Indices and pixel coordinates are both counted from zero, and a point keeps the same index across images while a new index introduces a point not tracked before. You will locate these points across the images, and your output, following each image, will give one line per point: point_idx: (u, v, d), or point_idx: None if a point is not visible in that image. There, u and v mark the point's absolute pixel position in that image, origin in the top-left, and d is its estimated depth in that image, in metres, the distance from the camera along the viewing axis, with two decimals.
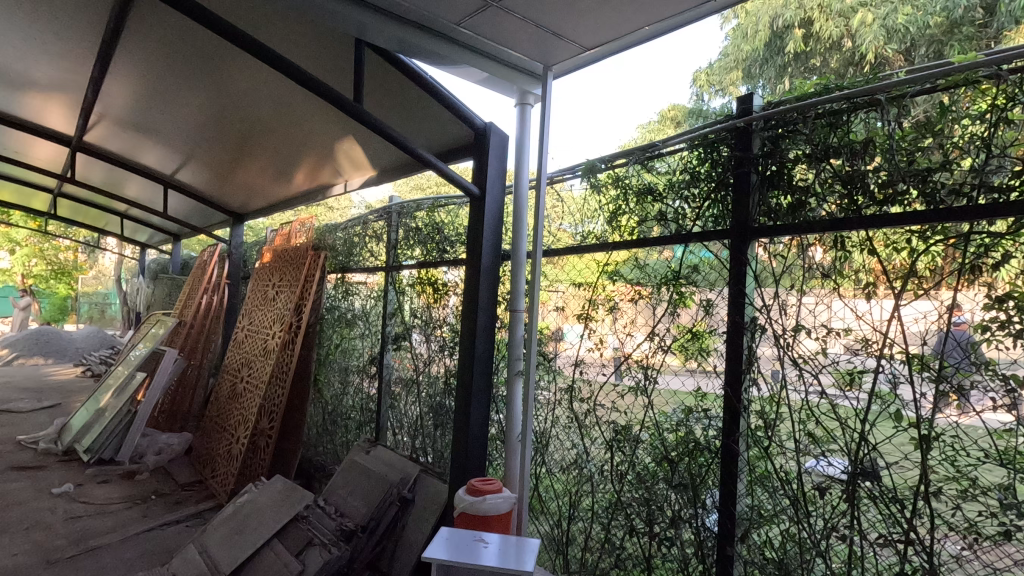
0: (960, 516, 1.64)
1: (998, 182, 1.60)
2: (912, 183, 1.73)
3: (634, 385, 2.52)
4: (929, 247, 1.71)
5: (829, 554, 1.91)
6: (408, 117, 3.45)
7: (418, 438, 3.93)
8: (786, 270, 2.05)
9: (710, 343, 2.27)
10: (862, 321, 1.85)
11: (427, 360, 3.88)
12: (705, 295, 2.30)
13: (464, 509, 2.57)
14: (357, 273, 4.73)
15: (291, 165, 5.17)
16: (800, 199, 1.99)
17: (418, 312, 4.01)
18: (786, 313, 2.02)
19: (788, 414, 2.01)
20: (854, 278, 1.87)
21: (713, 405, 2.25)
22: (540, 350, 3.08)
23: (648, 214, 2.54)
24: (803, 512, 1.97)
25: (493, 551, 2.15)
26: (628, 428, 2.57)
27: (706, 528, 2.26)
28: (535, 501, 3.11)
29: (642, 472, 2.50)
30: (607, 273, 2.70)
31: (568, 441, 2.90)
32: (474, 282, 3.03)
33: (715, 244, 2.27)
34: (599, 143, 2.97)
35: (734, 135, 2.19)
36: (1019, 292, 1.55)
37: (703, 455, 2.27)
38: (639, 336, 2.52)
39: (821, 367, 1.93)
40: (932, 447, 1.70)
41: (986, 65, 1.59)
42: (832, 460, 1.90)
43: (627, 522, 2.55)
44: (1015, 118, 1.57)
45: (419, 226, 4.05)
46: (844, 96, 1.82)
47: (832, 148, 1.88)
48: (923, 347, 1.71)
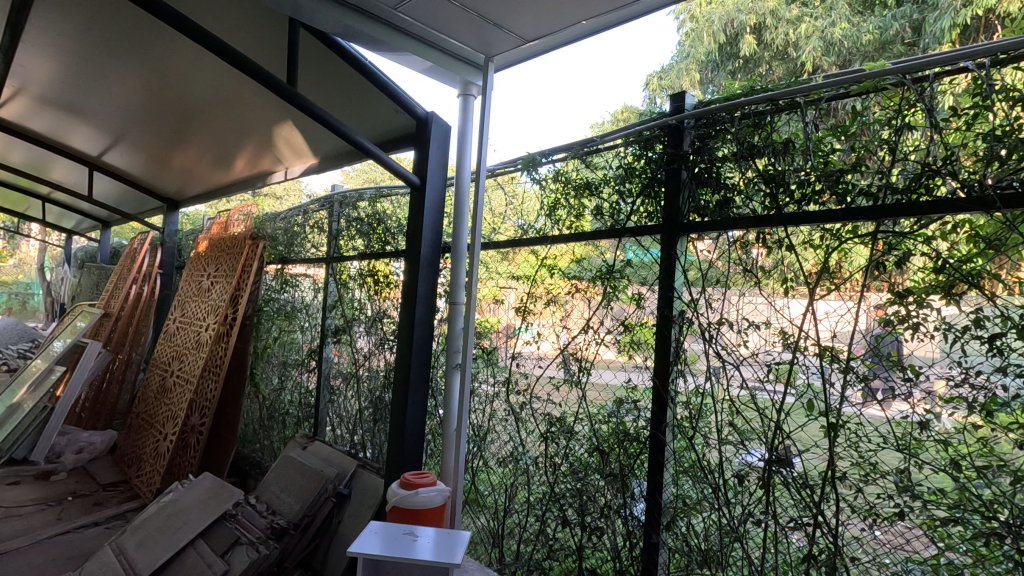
0: (862, 499, 1.74)
1: (902, 184, 1.69)
2: (826, 183, 1.81)
3: (569, 378, 2.55)
4: (843, 245, 1.80)
5: (747, 539, 1.99)
6: (349, 104, 3.36)
7: (358, 433, 3.86)
8: (715, 266, 2.11)
9: (642, 336, 2.31)
10: (780, 315, 1.92)
11: (368, 354, 3.82)
12: (637, 289, 2.34)
13: (396, 503, 2.51)
14: (298, 265, 4.57)
15: (229, 151, 4.95)
16: (727, 196, 2.06)
17: (360, 305, 3.92)
18: (712, 307, 2.10)
19: (713, 406, 2.08)
20: (776, 275, 1.94)
21: (642, 397, 2.30)
22: (479, 343, 3.07)
23: (584, 209, 2.57)
24: (722, 498, 2.05)
25: (423, 545, 2.12)
26: (563, 420, 2.59)
27: (635, 517, 2.31)
28: (472, 495, 3.09)
29: (575, 462, 2.53)
30: (547, 267, 2.72)
31: (504, 434, 2.91)
32: (412, 274, 2.98)
33: (647, 239, 2.32)
34: (540, 134, 2.98)
35: (667, 133, 2.24)
36: (916, 288, 1.65)
37: (633, 445, 2.32)
38: (574, 329, 2.56)
39: (742, 359, 2.01)
40: (839, 435, 1.79)
41: (893, 73, 1.68)
42: (752, 449, 1.97)
43: (560, 514, 2.58)
44: (916, 124, 1.66)
45: (362, 216, 3.96)
46: (766, 98, 1.90)
47: (756, 147, 1.95)
48: (834, 340, 1.80)
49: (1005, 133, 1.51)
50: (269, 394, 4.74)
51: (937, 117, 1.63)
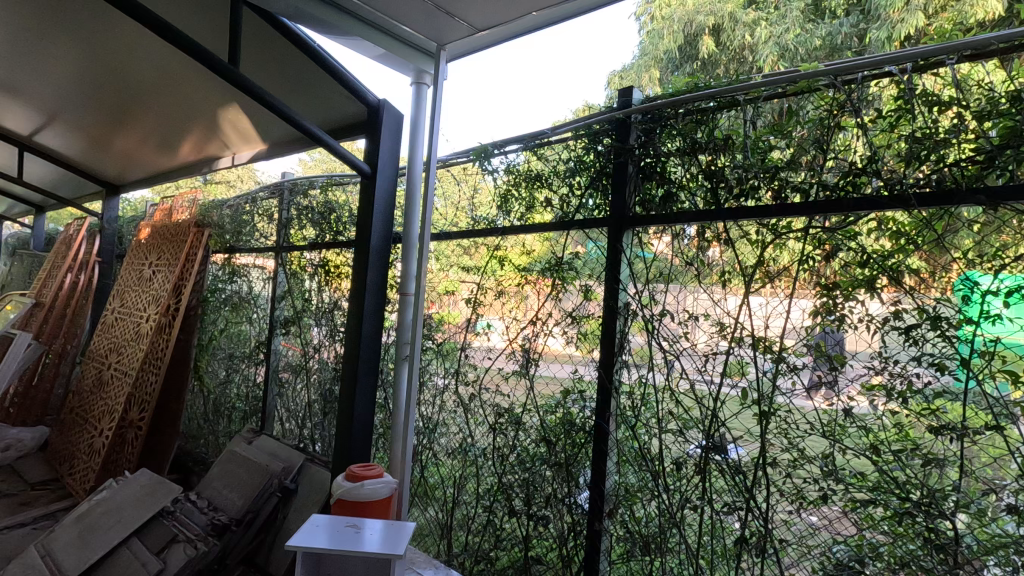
0: (790, 483, 1.82)
1: (832, 181, 1.76)
2: (763, 180, 1.87)
3: (518, 369, 2.57)
4: (777, 239, 1.86)
5: (684, 524, 2.05)
6: (298, 89, 3.26)
7: (307, 426, 3.78)
8: (658, 259, 2.15)
9: (588, 327, 2.35)
10: (718, 307, 1.98)
11: (318, 345, 3.74)
12: (584, 282, 2.37)
13: (341, 496, 2.47)
14: (245, 255, 4.43)
15: (174, 135, 4.76)
16: (671, 191, 2.11)
17: (310, 295, 3.83)
18: (655, 299, 2.14)
19: (654, 396, 2.13)
20: (714, 269, 2.00)
21: (588, 388, 2.33)
22: (429, 334, 3.05)
23: (535, 201, 2.57)
24: (661, 485, 2.10)
25: (367, 538, 2.09)
26: (511, 411, 2.60)
27: (579, 505, 2.34)
28: (422, 487, 3.08)
29: (523, 453, 2.55)
30: (498, 259, 2.72)
31: (453, 426, 2.90)
32: (362, 264, 2.93)
33: (595, 232, 2.34)
34: (492, 124, 2.96)
35: (616, 127, 2.28)
36: (842, 282, 1.73)
37: (578, 435, 2.35)
38: (522, 321, 2.58)
39: (682, 350, 2.06)
40: (770, 422, 1.86)
41: (826, 74, 1.74)
42: (690, 437, 2.03)
43: (508, 504, 2.60)
44: (846, 125, 1.73)
45: (312, 205, 3.87)
46: (709, 95, 1.95)
47: (699, 143, 2.00)
48: (767, 331, 1.87)
49: (924, 136, 1.60)
50: (214, 388, 4.59)
51: (863, 118, 1.71)
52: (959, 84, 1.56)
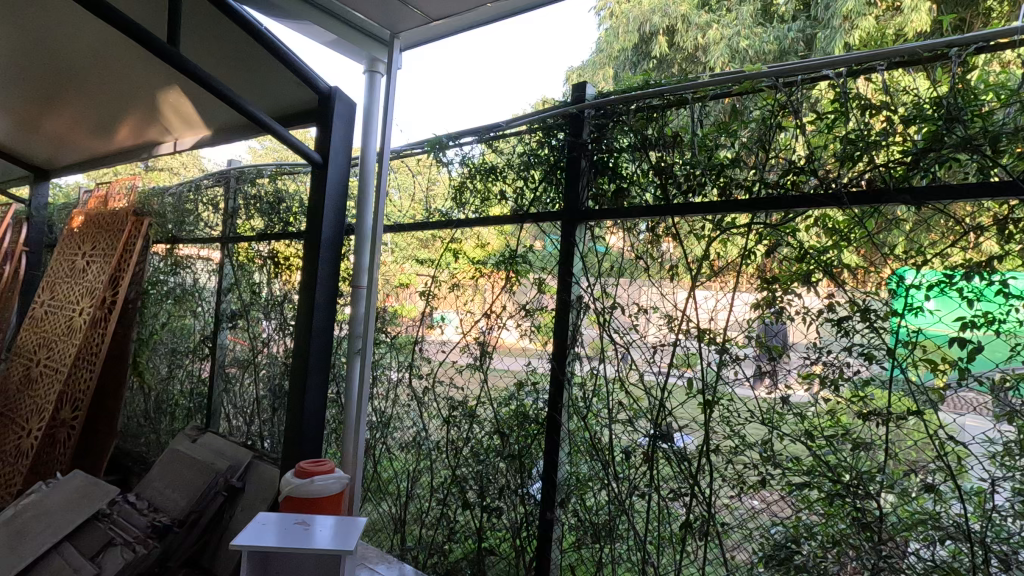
0: (732, 469, 1.90)
1: (773, 180, 1.83)
2: (710, 177, 1.93)
3: (472, 362, 2.57)
4: (723, 235, 1.93)
5: (632, 510, 2.10)
6: (245, 73, 3.13)
7: (255, 422, 3.67)
8: (609, 253, 2.19)
9: (540, 320, 2.37)
10: (666, 300, 2.03)
11: (267, 339, 3.63)
12: (538, 275, 2.39)
13: (289, 492, 2.42)
14: (188, 246, 4.27)
15: (110, 118, 4.49)
16: (622, 186, 2.15)
17: (258, 288, 3.70)
18: (606, 293, 2.18)
19: (604, 386, 2.17)
20: (663, 263, 2.05)
21: (541, 379, 2.35)
22: (382, 328, 3.02)
23: (489, 193, 2.57)
24: (610, 473, 2.15)
25: (315, 535, 2.05)
26: (465, 403, 2.60)
27: (531, 496, 2.37)
28: (374, 482, 3.04)
29: (476, 446, 2.56)
30: (452, 252, 2.71)
31: (407, 420, 2.88)
32: (312, 256, 2.86)
33: (549, 226, 2.36)
34: (447, 115, 2.94)
35: (569, 122, 2.30)
36: (782, 277, 1.80)
37: (531, 426, 2.38)
38: (477, 313, 2.58)
39: (632, 342, 2.10)
40: (714, 410, 1.93)
41: (768, 75, 1.81)
42: (638, 427, 2.09)
43: (461, 496, 2.61)
44: (787, 126, 1.81)
45: (261, 194, 3.74)
46: (659, 93, 2.00)
47: (650, 140, 2.05)
48: (712, 324, 1.94)
49: (857, 138, 1.68)
50: (155, 384, 4.39)
51: (802, 119, 1.78)
52: (889, 90, 1.65)
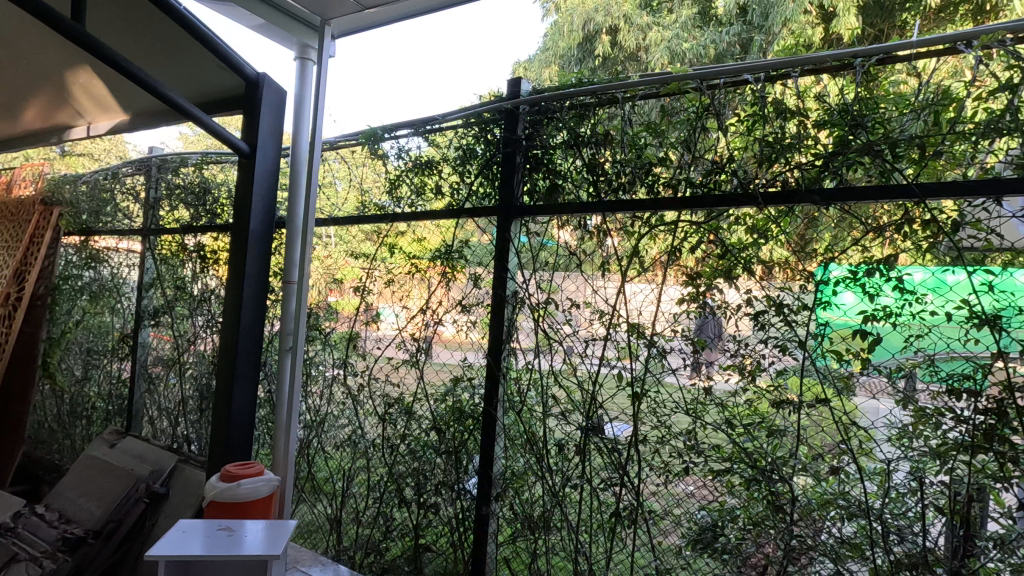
0: (658, 458, 1.97)
1: (698, 179, 1.90)
2: (639, 175, 1.98)
3: (408, 358, 2.54)
4: (651, 232, 1.98)
5: (565, 501, 2.14)
6: (163, 56, 2.94)
7: (181, 424, 3.49)
8: (542, 249, 2.21)
9: (476, 315, 2.37)
10: (598, 295, 2.08)
11: (192, 337, 3.45)
12: (474, 270, 2.38)
13: (214, 497, 2.32)
14: (105, 238, 3.98)
15: (12, 98, 4.12)
16: (556, 183, 2.17)
17: (183, 282, 3.51)
18: (540, 288, 2.20)
19: (537, 380, 2.20)
20: (595, 258, 2.09)
21: (476, 375, 2.36)
22: (316, 324, 2.93)
23: (425, 187, 2.53)
24: (545, 466, 2.18)
25: (241, 541, 1.96)
26: (401, 400, 2.57)
27: (467, 491, 2.38)
28: (309, 483, 2.96)
29: (413, 443, 2.54)
30: (388, 247, 2.66)
31: (342, 418, 2.81)
32: (240, 250, 2.74)
33: (484, 221, 2.36)
34: (382, 106, 2.87)
35: (504, 117, 2.30)
36: (705, 273, 1.88)
37: (467, 422, 2.38)
38: (413, 309, 2.55)
39: (565, 337, 2.14)
40: (642, 402, 1.99)
41: (694, 77, 1.87)
42: (570, 419, 2.13)
43: (398, 494, 2.58)
44: (710, 127, 1.88)
45: (185, 184, 3.54)
46: (591, 91, 2.03)
47: (582, 137, 2.09)
48: (641, 318, 2.00)
49: (774, 140, 1.76)
50: (69, 386, 4.09)
51: (725, 121, 1.85)
52: (802, 95, 1.74)
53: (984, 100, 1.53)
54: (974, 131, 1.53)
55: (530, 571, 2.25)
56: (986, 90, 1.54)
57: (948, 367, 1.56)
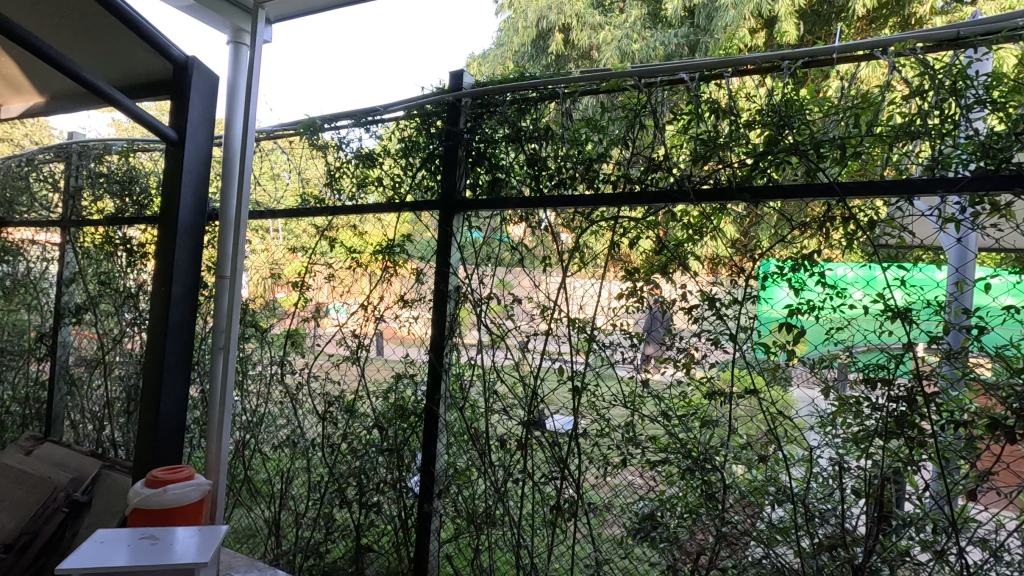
0: (598, 451, 1.99)
1: (636, 175, 1.92)
2: (579, 170, 1.99)
3: (348, 355, 2.47)
4: (592, 227, 2.00)
5: (507, 496, 2.15)
6: (80, 36, 2.74)
7: (106, 428, 3.29)
8: (485, 244, 2.20)
9: (418, 311, 2.33)
10: (539, 290, 2.09)
11: (118, 335, 3.25)
12: (416, 265, 2.35)
13: (138, 504, 2.20)
14: (21, 229, 3.71)
15: None
16: (498, 177, 2.16)
17: (107, 277, 3.30)
18: (483, 283, 2.19)
19: (479, 375, 2.19)
20: (536, 254, 2.09)
21: (418, 371, 2.32)
22: (252, 321, 2.82)
23: (366, 180, 2.47)
24: (487, 461, 2.18)
25: (164, 549, 1.83)
26: (341, 398, 2.51)
27: (410, 489, 2.34)
28: (245, 485, 2.85)
29: (354, 442, 2.48)
30: (328, 240, 2.59)
31: (280, 417, 2.72)
32: (168, 244, 2.60)
33: (426, 214, 2.32)
34: (322, 95, 2.78)
35: (446, 110, 2.27)
36: (643, 268, 1.91)
37: (410, 419, 2.34)
38: (354, 305, 2.48)
39: (508, 332, 2.13)
40: (582, 396, 2.01)
41: (632, 75, 1.89)
42: (512, 414, 2.13)
43: (339, 494, 2.52)
44: (647, 124, 1.90)
45: (109, 173, 3.33)
46: (533, 85, 2.04)
47: (524, 131, 2.08)
48: (581, 313, 2.02)
49: (708, 139, 1.81)
50: None
51: (661, 120, 1.89)
52: (733, 95, 1.79)
53: (896, 105, 1.61)
54: (888, 134, 1.61)
55: (473, 566, 2.24)
56: (899, 95, 1.62)
57: (865, 358, 1.64)
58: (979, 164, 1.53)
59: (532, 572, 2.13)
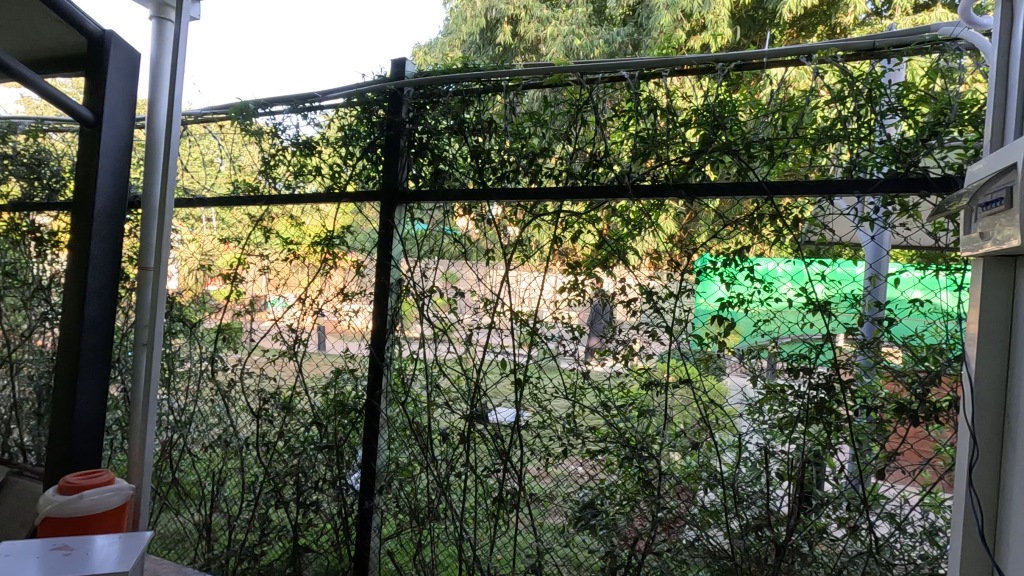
0: (539, 443, 2.01)
1: (578, 170, 1.95)
2: (522, 164, 2.00)
3: (285, 350, 2.39)
4: (535, 221, 2.01)
5: (450, 489, 2.14)
6: None
7: (13, 431, 3.04)
8: (428, 236, 2.17)
9: (358, 304, 2.27)
10: (482, 283, 2.08)
11: (27, 331, 3.00)
12: (356, 257, 2.29)
13: (49, 513, 2.04)
14: None
15: None
16: (441, 169, 2.14)
17: (13, 268, 3.03)
18: (426, 276, 2.16)
19: (421, 369, 2.17)
20: (479, 247, 2.09)
21: (359, 366, 2.27)
22: (180, 315, 2.66)
23: (303, 168, 2.38)
24: (430, 456, 2.16)
25: (78, 557, 1.69)
26: (277, 395, 2.42)
27: (350, 486, 2.29)
28: (173, 488, 2.71)
29: (292, 439, 2.40)
30: (263, 231, 2.48)
31: (211, 416, 2.59)
32: (83, 233, 2.41)
33: (367, 205, 2.26)
34: (256, 78, 2.65)
35: (388, 98, 2.22)
36: (585, 262, 1.94)
37: (350, 415, 2.29)
38: (291, 298, 2.39)
39: (451, 325, 2.12)
40: (524, 389, 2.02)
41: (574, 70, 1.92)
42: (454, 408, 2.12)
43: (275, 494, 2.43)
44: (589, 120, 1.93)
45: (14, 154, 3.05)
46: (476, 77, 2.03)
47: (467, 123, 2.07)
48: (524, 307, 2.03)
49: (646, 136, 1.85)
50: None
51: (603, 116, 1.92)
52: (671, 95, 1.84)
53: (820, 109, 1.70)
54: (812, 137, 1.70)
55: (415, 561, 2.22)
56: (822, 100, 1.71)
57: (789, 349, 1.73)
58: (891, 167, 1.63)
59: (474, 564, 2.14)
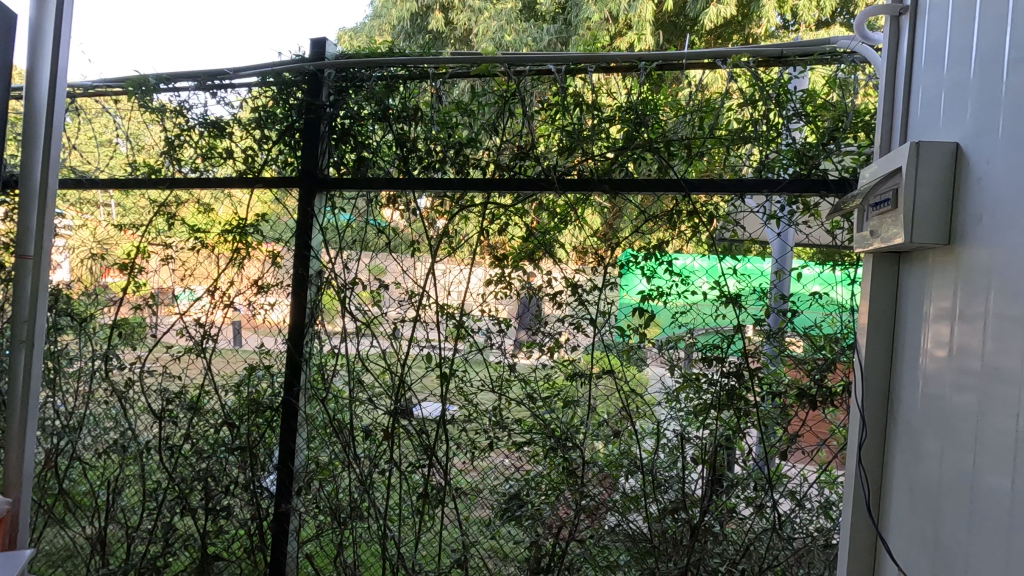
0: (465, 436, 2.00)
1: (505, 162, 1.94)
2: (448, 154, 1.97)
3: (191, 346, 2.22)
4: (461, 212, 1.98)
5: (373, 487, 2.09)
6: None
7: None
8: (350, 226, 2.08)
9: (274, 297, 2.15)
10: (407, 275, 2.03)
11: None
12: (272, 247, 2.16)
13: None
14: None
15: None
16: (363, 156, 2.06)
17: None
18: (348, 268, 2.08)
19: (342, 365, 2.08)
20: (404, 238, 2.03)
21: (275, 362, 2.15)
22: (67, 309, 2.41)
23: (212, 151, 2.21)
24: (352, 454, 2.09)
25: None
26: (183, 395, 2.25)
27: (265, 489, 2.17)
28: (61, 500, 2.45)
29: (200, 442, 2.24)
30: (166, 217, 2.28)
31: (105, 420, 2.37)
32: None
33: (284, 192, 2.14)
34: (159, 51, 2.43)
35: (307, 80, 2.11)
36: (511, 255, 1.94)
37: (265, 414, 2.17)
38: (199, 290, 2.23)
39: (375, 319, 2.05)
40: (450, 382, 2.00)
41: (502, 61, 1.90)
42: (378, 403, 2.06)
43: (180, 501, 2.26)
44: (516, 112, 1.93)
45: None
46: (401, 62, 1.97)
47: (392, 109, 2.01)
48: (450, 299, 2.00)
49: (572, 131, 1.87)
50: None
51: (530, 109, 1.92)
52: (596, 90, 1.87)
53: (733, 111, 1.79)
54: (726, 137, 1.79)
55: (336, 563, 2.14)
56: (736, 102, 1.80)
57: (703, 339, 1.81)
58: (795, 168, 1.75)
59: (397, 563, 2.09)
